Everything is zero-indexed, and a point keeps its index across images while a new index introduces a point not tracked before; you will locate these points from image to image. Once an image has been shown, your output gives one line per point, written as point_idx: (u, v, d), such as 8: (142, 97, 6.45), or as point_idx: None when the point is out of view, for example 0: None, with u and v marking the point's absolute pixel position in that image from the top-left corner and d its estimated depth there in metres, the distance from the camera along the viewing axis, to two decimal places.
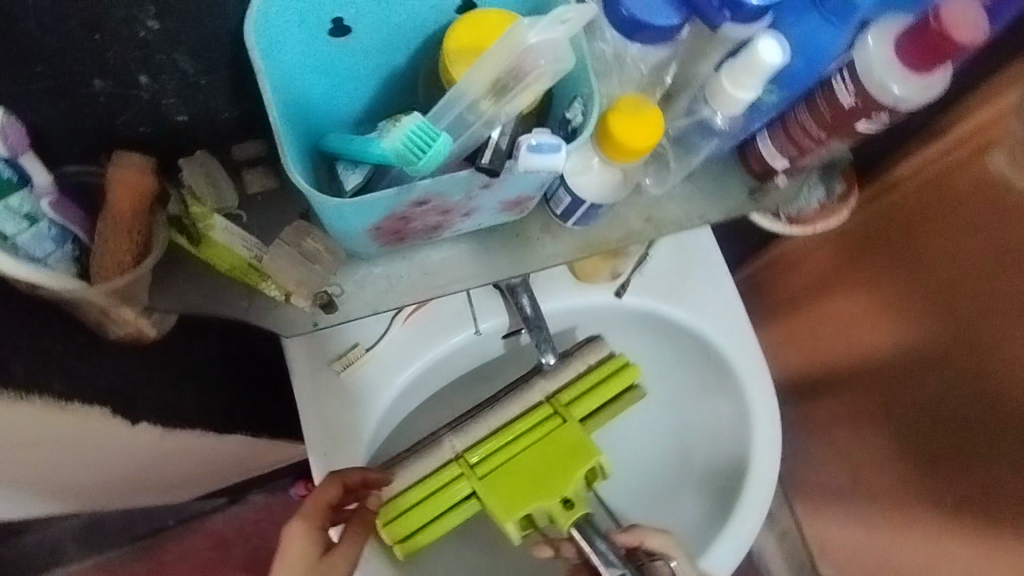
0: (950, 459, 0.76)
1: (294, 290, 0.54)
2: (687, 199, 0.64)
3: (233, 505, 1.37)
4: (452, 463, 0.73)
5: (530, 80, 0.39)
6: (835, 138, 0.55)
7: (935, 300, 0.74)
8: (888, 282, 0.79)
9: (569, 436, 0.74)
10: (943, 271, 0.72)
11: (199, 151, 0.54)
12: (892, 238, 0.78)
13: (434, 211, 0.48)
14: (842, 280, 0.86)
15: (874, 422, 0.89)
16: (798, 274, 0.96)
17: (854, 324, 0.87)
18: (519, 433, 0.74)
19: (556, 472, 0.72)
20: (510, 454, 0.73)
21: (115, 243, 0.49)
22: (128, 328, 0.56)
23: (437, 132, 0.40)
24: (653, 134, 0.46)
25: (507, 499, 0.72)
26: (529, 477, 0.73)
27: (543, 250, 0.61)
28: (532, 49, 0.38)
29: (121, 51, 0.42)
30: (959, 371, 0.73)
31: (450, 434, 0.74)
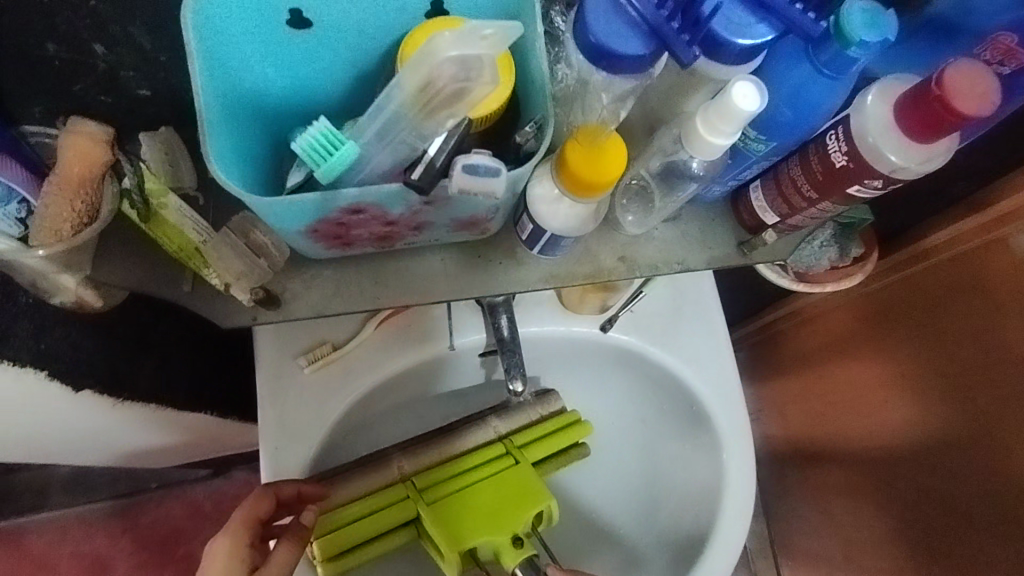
0: (954, 545, 0.75)
1: (234, 282, 0.52)
2: (671, 242, 0.61)
3: (215, 479, 1.36)
4: (398, 484, 0.69)
5: (435, 99, 0.36)
6: (827, 201, 0.50)
7: (952, 382, 0.72)
8: (905, 357, 0.78)
9: (520, 476, 0.70)
10: (964, 356, 0.70)
11: (165, 128, 0.54)
12: (917, 311, 0.75)
13: (377, 222, 0.46)
14: (861, 347, 0.85)
15: (877, 498, 0.87)
16: (818, 332, 0.94)
17: (869, 395, 0.85)
18: (472, 467, 0.70)
19: (506, 509, 0.67)
20: (460, 485, 0.69)
21: (56, 208, 0.48)
22: (70, 297, 0.54)
23: (342, 140, 0.39)
24: (614, 170, 0.42)
25: (450, 528, 0.66)
26: (476, 511, 0.68)
27: (506, 275, 0.58)
28: (436, 66, 0.35)
29: (71, 17, 0.41)
30: (969, 458, 0.71)
31: (399, 455, 0.71)
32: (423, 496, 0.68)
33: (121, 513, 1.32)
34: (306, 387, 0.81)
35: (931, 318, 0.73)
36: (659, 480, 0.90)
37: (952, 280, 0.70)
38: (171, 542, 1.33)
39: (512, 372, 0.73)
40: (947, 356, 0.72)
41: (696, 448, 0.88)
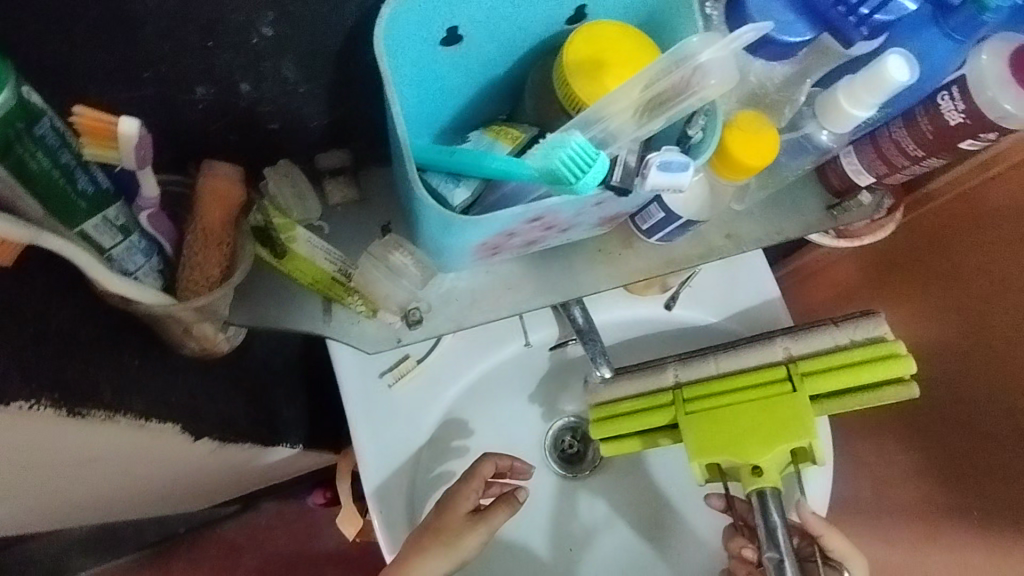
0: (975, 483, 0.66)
1: (382, 305, 0.53)
2: (766, 215, 0.63)
3: (245, 513, 1.28)
4: (669, 391, 0.61)
5: (687, 98, 0.38)
6: (932, 158, 0.54)
7: (966, 311, 0.66)
8: (921, 293, 0.72)
9: (795, 408, 0.57)
10: (978, 286, 0.64)
11: (284, 159, 0.53)
12: (926, 253, 0.71)
13: (540, 228, 0.47)
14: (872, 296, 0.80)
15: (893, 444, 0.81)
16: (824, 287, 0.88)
17: None
18: (746, 385, 0.59)
19: (760, 439, 0.57)
20: (735, 400, 0.59)
21: (203, 257, 0.47)
22: (202, 343, 0.53)
23: (595, 155, 0.38)
24: (767, 152, 0.44)
25: (706, 440, 0.58)
26: (739, 430, 0.58)
27: (623, 265, 0.59)
28: (701, 68, 0.37)
29: (231, 56, 0.40)
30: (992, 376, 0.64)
31: (676, 363, 0.62)
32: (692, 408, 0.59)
33: (152, 562, 1.24)
34: (398, 406, 0.73)
35: (941, 257, 0.69)
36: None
37: (966, 212, 0.65)
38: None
39: (596, 359, 0.70)
40: (960, 288, 0.67)
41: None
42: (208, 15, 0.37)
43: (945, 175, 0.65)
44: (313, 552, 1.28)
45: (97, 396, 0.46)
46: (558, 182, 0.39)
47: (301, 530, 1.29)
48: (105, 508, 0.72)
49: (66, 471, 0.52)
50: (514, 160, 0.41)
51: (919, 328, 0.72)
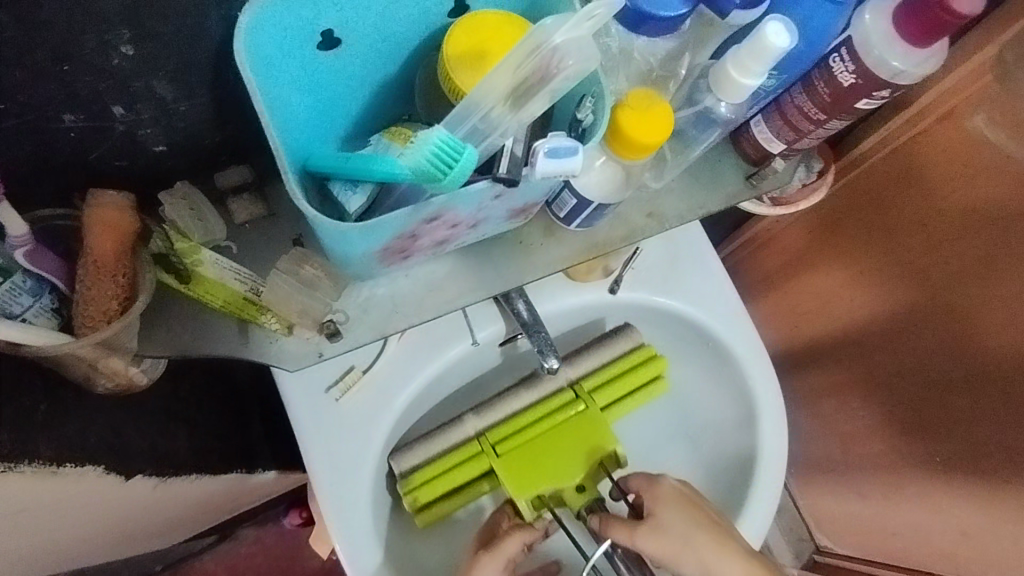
0: (937, 427, 0.71)
1: (297, 321, 0.52)
2: (687, 192, 0.64)
3: (223, 543, 1.26)
4: (566, 391, 0.74)
5: (552, 84, 0.36)
6: (834, 119, 0.54)
7: (913, 269, 0.68)
8: (860, 250, 0.74)
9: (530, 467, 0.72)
10: (919, 240, 0.67)
11: (180, 182, 0.51)
12: (864, 211, 0.72)
13: (444, 226, 0.46)
14: (814, 258, 0.81)
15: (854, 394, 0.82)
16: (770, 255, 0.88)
17: (831, 299, 0.80)
18: (537, 421, 0.73)
19: (564, 465, 0.70)
20: (530, 438, 0.72)
21: (97, 291, 0.45)
22: (117, 379, 0.51)
23: (462, 146, 0.37)
24: (664, 128, 0.44)
25: (587, 441, 0.72)
26: (552, 461, 0.70)
27: (545, 255, 0.59)
28: (558, 50, 0.35)
29: (93, 80, 0.39)
30: (942, 331, 0.67)
31: (562, 362, 0.75)
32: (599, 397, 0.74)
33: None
34: (345, 419, 0.72)
35: (880, 215, 0.70)
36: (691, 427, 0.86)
37: (898, 172, 0.66)
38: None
39: (544, 350, 0.71)
40: (905, 247, 0.68)
41: (727, 423, 0.84)
42: (55, 39, 0.35)
43: (874, 136, 0.65)
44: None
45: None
46: (432, 182, 0.38)
47: (283, 553, 1.28)
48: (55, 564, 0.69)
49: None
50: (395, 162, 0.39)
51: (872, 287, 0.74)
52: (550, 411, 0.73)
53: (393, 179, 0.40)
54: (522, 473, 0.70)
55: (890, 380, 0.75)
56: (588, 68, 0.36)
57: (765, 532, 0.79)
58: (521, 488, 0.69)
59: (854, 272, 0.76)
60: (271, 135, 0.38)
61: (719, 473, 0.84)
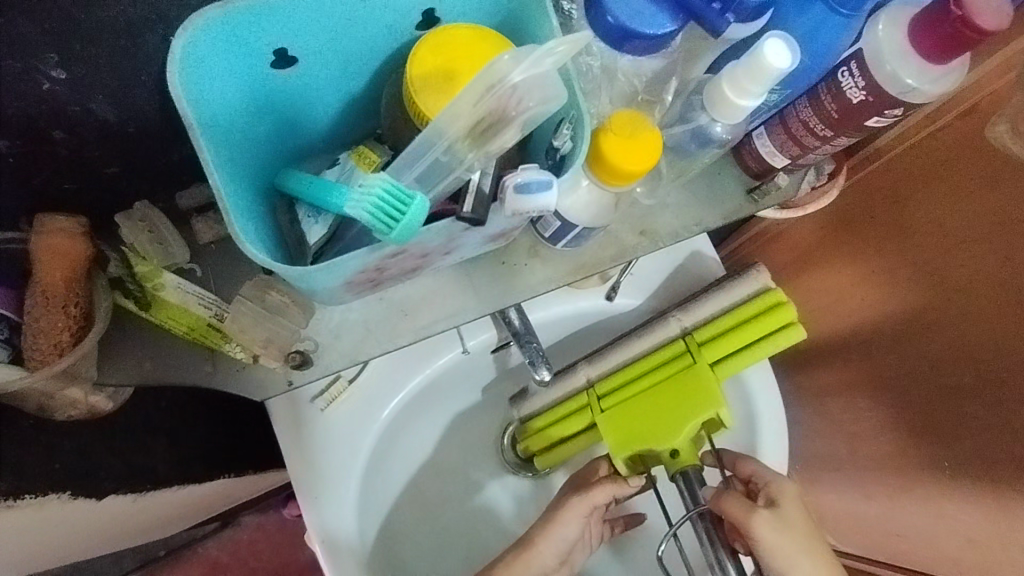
0: (938, 442, 0.64)
1: (262, 351, 0.49)
2: (685, 206, 0.60)
3: (226, 529, 1.27)
4: (678, 341, 0.65)
5: (512, 122, 0.33)
6: (842, 136, 0.50)
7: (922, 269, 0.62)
8: (869, 250, 0.68)
9: None
10: (929, 240, 0.61)
11: (139, 202, 0.48)
12: (879, 209, 0.66)
13: (411, 257, 0.43)
14: (819, 258, 0.75)
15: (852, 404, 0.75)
16: (778, 249, 0.81)
17: (834, 303, 0.75)
18: (647, 372, 0.65)
19: (666, 420, 0.60)
20: (639, 391, 0.64)
21: (47, 321, 0.43)
22: (76, 408, 0.49)
23: (410, 193, 0.34)
24: (652, 154, 0.40)
25: (696, 397, 0.61)
26: (651, 416, 0.61)
27: (531, 276, 0.56)
28: (516, 88, 0.31)
29: (24, 105, 0.36)
30: (952, 340, 0.61)
31: (676, 312, 0.66)
32: (712, 351, 0.63)
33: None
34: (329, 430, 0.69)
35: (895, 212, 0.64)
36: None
37: (917, 168, 0.61)
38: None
39: (535, 362, 0.67)
40: (917, 249, 0.62)
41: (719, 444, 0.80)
42: None
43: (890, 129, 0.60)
44: (297, 564, 1.29)
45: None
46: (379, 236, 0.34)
47: (285, 540, 1.29)
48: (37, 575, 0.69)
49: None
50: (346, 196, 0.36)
51: (881, 296, 0.68)
52: (662, 361, 0.65)
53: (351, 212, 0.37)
54: (625, 427, 0.62)
55: (895, 386, 0.68)
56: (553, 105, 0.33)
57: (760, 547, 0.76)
58: (617, 445, 0.61)
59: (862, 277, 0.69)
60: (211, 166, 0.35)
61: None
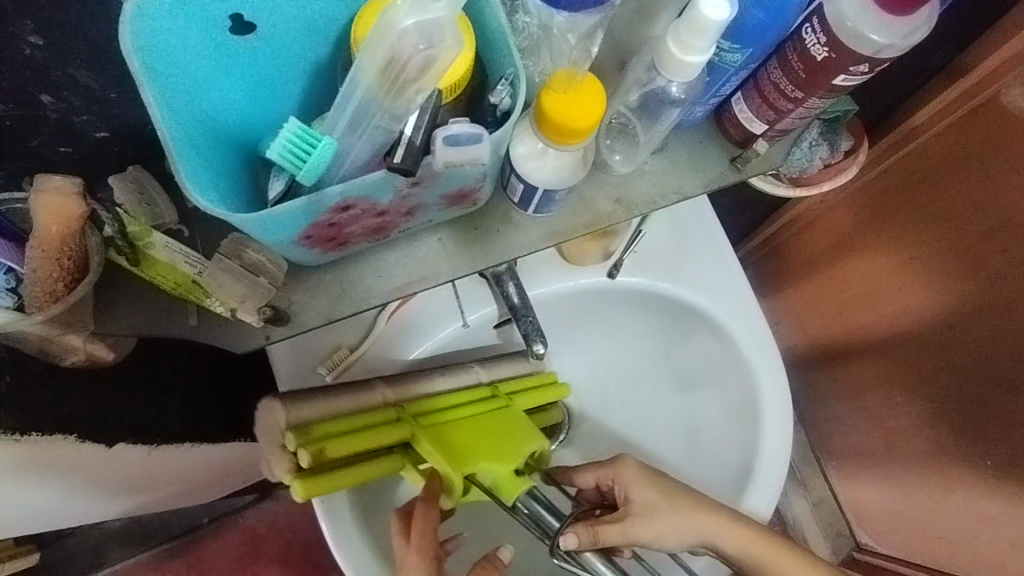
0: (978, 411, 0.78)
1: (239, 306, 0.51)
2: (663, 173, 0.60)
3: (263, 501, 1.35)
4: (482, 387, 0.75)
5: (415, 67, 0.35)
6: (813, 98, 0.49)
7: (958, 251, 0.75)
8: (914, 240, 0.81)
9: (445, 439, 0.64)
10: (971, 224, 0.72)
11: (132, 165, 0.52)
12: (916, 192, 0.78)
13: (368, 214, 0.45)
14: (866, 241, 0.88)
15: (904, 386, 0.90)
16: (819, 235, 0.97)
17: (881, 285, 0.88)
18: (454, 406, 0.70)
19: (498, 444, 0.64)
20: (450, 417, 0.68)
21: (43, 271, 0.48)
22: (79, 354, 0.54)
23: (318, 136, 0.38)
24: (595, 111, 0.41)
25: (509, 432, 0.66)
26: (472, 442, 0.63)
27: (504, 241, 0.57)
28: (407, 33, 0.33)
29: (9, 69, 0.40)
30: (988, 321, 0.73)
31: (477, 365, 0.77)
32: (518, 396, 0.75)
33: (178, 554, 1.31)
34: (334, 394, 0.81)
35: (936, 196, 0.76)
36: (695, 414, 0.90)
37: (950, 155, 0.73)
38: (235, 570, 1.33)
39: (530, 335, 0.76)
40: (957, 229, 0.74)
41: (734, 419, 0.88)
42: None
43: (929, 110, 0.72)
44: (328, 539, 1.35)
45: None
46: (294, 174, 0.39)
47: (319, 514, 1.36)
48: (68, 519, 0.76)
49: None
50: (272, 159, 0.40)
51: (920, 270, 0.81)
52: (470, 398, 0.72)
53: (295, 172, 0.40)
54: (450, 453, 0.61)
55: (937, 372, 0.83)
56: (454, 48, 0.34)
57: (771, 506, 0.83)
58: (454, 463, 0.60)
59: (900, 255, 0.83)
60: (166, 135, 0.38)
61: (728, 457, 0.88)
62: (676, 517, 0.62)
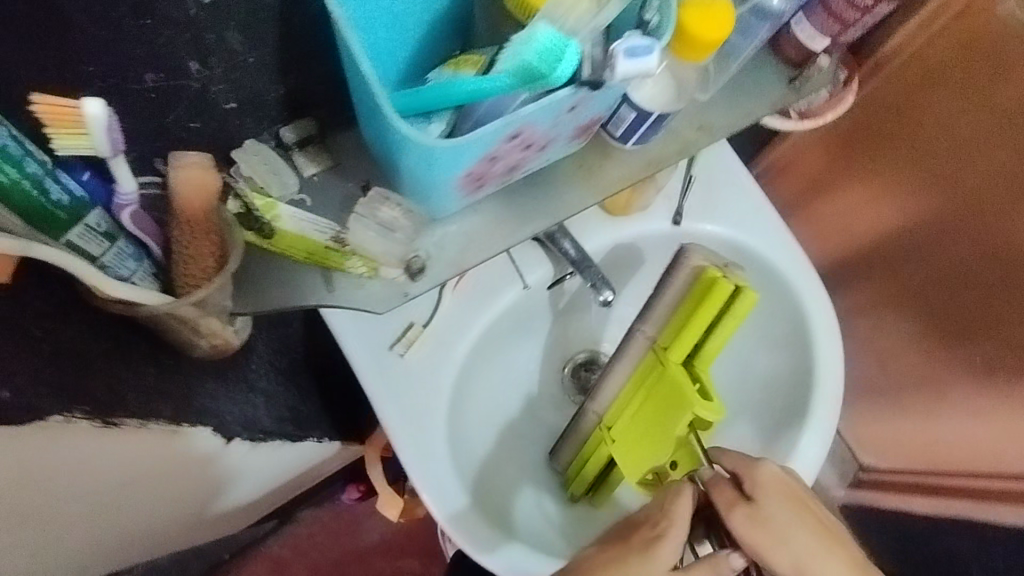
0: (972, 325, 0.83)
1: (381, 262, 0.53)
2: (733, 100, 0.64)
3: (284, 526, 1.43)
4: (648, 353, 0.68)
5: None
6: (882, 4, 0.55)
7: (937, 173, 0.79)
8: (888, 168, 0.84)
9: (630, 441, 0.69)
10: (944, 144, 0.76)
11: (249, 141, 0.51)
12: (885, 121, 0.82)
13: (520, 147, 0.47)
14: (840, 175, 0.92)
15: (901, 307, 0.93)
16: (793, 176, 0.98)
17: (863, 213, 0.92)
18: (632, 393, 0.70)
19: (661, 435, 0.66)
20: (626, 416, 0.70)
21: (194, 249, 0.47)
22: (216, 339, 0.54)
23: (564, 41, 0.41)
24: (722, 25, 0.45)
25: (669, 402, 0.65)
26: (645, 436, 0.68)
27: (607, 174, 0.59)
28: None
29: (171, 33, 0.39)
30: (970, 232, 0.78)
31: (640, 324, 0.68)
32: (676, 353, 0.65)
33: None
34: (410, 373, 0.81)
35: (906, 121, 0.79)
36: (747, 334, 0.96)
37: (916, 79, 0.75)
38: None
39: (597, 284, 0.82)
40: (932, 151, 0.78)
41: (778, 346, 0.93)
42: None
43: (899, 37, 0.74)
44: (356, 546, 1.46)
45: (121, 404, 0.53)
46: (532, 79, 0.41)
47: (342, 526, 1.46)
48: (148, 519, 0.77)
49: (98, 477, 0.60)
50: (485, 77, 0.41)
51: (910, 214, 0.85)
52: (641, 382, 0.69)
53: (488, 101, 0.42)
54: (629, 458, 0.69)
55: (925, 288, 0.88)
56: None
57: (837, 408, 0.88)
58: (631, 471, 0.69)
59: (888, 197, 0.87)
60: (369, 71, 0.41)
61: (774, 402, 0.93)
62: (793, 543, 0.57)
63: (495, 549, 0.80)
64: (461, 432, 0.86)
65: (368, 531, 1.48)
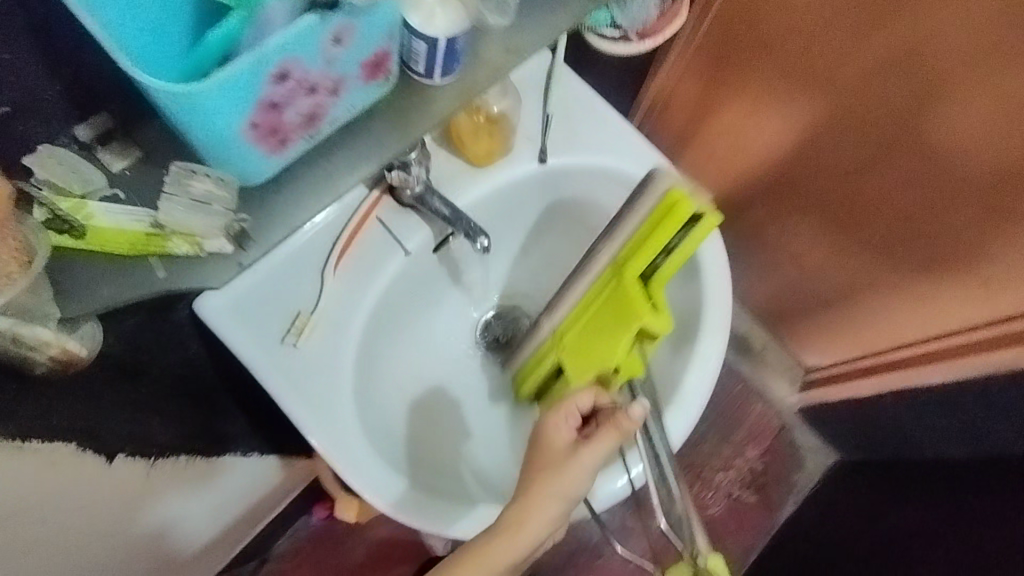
0: (854, 191, 0.99)
1: (203, 236, 0.54)
2: (538, 18, 0.65)
3: (265, 565, 1.43)
4: (608, 268, 0.77)
5: None
6: None
7: (793, 72, 0.93)
8: (759, 75, 0.98)
9: (580, 347, 0.79)
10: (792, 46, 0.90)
11: (42, 146, 0.49)
12: (741, 35, 0.95)
13: (301, 91, 0.47)
14: (721, 91, 1.08)
15: (792, 194, 1.11)
16: (679, 108, 1.18)
17: (752, 117, 1.06)
18: (589, 304, 0.79)
19: (611, 341, 0.76)
20: (579, 325, 0.80)
21: None
22: (53, 349, 0.52)
23: None
24: None
25: (621, 312, 0.76)
26: (593, 342, 0.78)
27: (422, 113, 0.61)
28: None
29: None
30: (837, 116, 0.92)
31: (602, 244, 0.77)
32: (632, 270, 0.74)
33: None
34: (306, 361, 0.79)
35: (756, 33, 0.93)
36: None
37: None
38: None
39: (472, 232, 0.80)
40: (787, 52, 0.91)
41: None
42: None
43: None
44: (344, 566, 1.45)
45: None
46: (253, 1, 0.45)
47: (323, 547, 1.46)
48: (83, 552, 0.80)
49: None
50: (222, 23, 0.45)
51: (795, 109, 0.97)
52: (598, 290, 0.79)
53: (243, 41, 0.45)
54: (578, 362, 0.79)
55: (810, 171, 1.04)
56: None
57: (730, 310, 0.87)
58: (578, 374, 0.79)
59: (775, 96, 0.99)
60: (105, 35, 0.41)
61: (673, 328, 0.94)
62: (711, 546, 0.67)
63: (426, 515, 0.80)
64: (376, 411, 0.85)
65: (352, 549, 1.46)
